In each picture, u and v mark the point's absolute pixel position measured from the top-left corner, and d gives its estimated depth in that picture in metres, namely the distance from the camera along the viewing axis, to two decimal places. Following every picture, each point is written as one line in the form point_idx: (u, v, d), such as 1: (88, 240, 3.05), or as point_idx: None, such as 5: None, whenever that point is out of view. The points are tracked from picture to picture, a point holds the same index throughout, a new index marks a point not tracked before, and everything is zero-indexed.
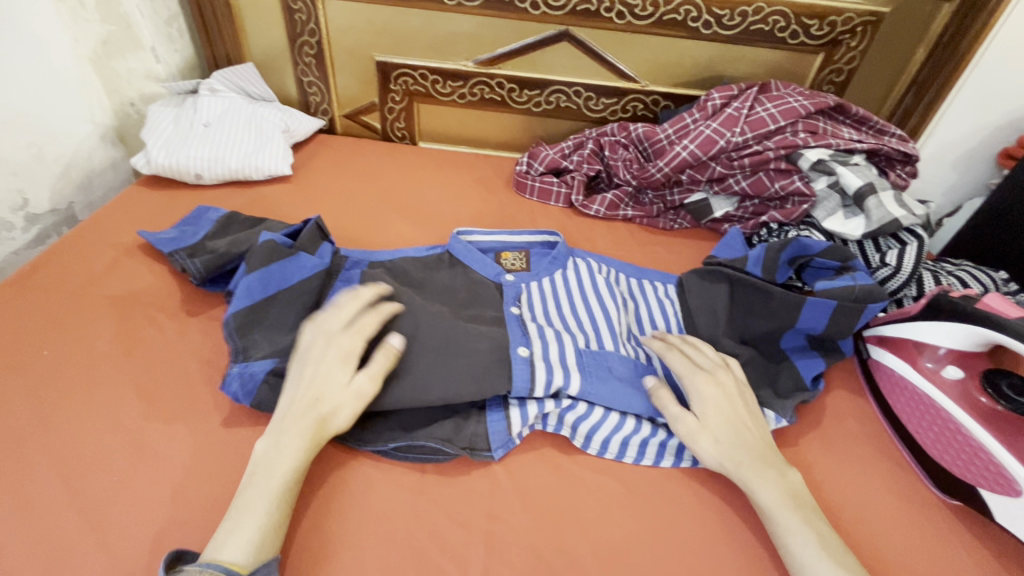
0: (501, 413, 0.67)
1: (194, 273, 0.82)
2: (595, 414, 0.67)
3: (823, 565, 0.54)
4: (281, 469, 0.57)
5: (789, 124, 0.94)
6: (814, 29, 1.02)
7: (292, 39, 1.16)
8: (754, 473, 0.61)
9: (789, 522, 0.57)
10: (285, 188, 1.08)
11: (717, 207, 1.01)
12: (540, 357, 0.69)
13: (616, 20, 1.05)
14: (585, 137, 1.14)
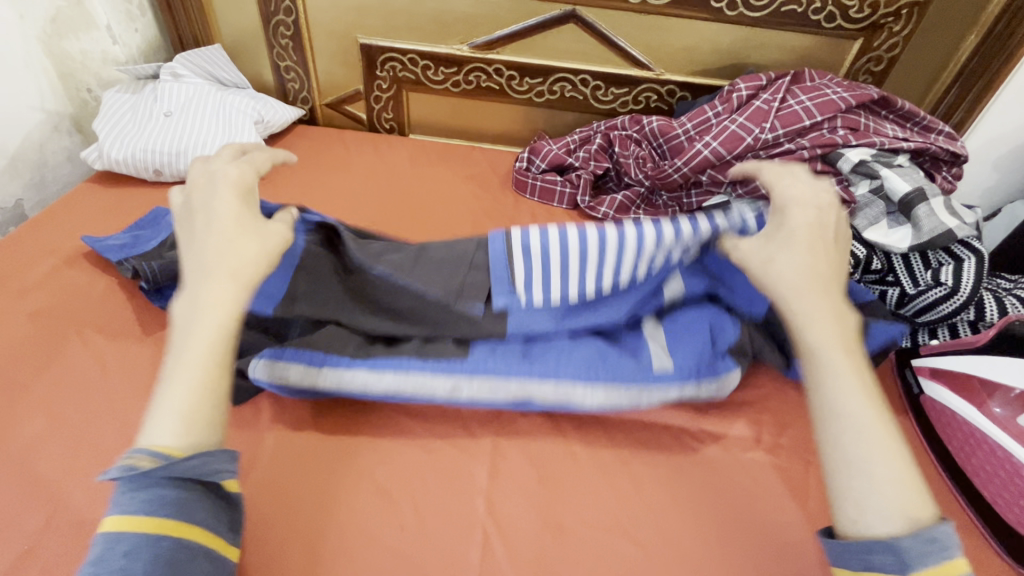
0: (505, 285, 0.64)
1: (147, 275, 0.68)
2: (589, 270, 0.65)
3: (868, 420, 0.44)
4: (210, 320, 0.47)
5: (826, 120, 0.83)
6: (852, 11, 0.91)
7: (265, 18, 1.04)
8: (806, 307, 0.49)
9: (836, 364, 0.46)
10: (257, 187, 0.96)
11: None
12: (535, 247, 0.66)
13: None
14: (592, 131, 1.03)
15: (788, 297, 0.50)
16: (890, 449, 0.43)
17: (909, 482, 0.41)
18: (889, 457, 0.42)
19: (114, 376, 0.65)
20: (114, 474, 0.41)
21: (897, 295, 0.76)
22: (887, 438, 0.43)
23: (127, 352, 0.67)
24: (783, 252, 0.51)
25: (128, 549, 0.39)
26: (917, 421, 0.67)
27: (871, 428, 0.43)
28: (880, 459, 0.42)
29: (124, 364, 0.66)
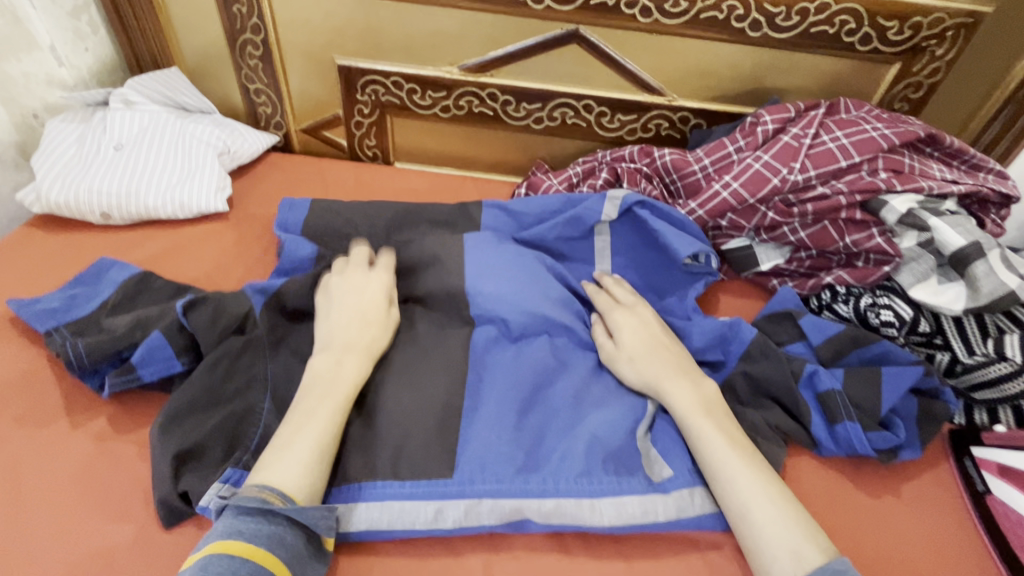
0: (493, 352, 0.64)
1: (73, 357, 0.58)
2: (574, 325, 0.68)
3: (737, 462, 0.53)
4: (344, 382, 0.56)
5: (866, 160, 0.72)
6: (891, 33, 0.80)
7: (231, 37, 0.93)
8: (672, 392, 0.59)
9: (704, 428, 0.56)
10: (221, 229, 0.85)
11: (764, 258, 0.80)
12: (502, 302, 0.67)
13: (641, 18, 0.83)
14: (597, 161, 0.92)
15: (651, 387, 0.61)
16: (771, 496, 0.52)
17: (784, 511, 0.50)
18: (767, 495, 0.52)
19: (32, 482, 0.54)
20: (240, 502, 0.47)
21: (947, 362, 0.67)
22: (764, 478, 0.53)
23: (50, 449, 0.56)
24: (642, 360, 0.62)
25: (253, 571, 0.43)
26: (983, 525, 0.58)
27: (750, 473, 0.53)
28: (755, 503, 0.51)
29: (44, 467, 0.55)
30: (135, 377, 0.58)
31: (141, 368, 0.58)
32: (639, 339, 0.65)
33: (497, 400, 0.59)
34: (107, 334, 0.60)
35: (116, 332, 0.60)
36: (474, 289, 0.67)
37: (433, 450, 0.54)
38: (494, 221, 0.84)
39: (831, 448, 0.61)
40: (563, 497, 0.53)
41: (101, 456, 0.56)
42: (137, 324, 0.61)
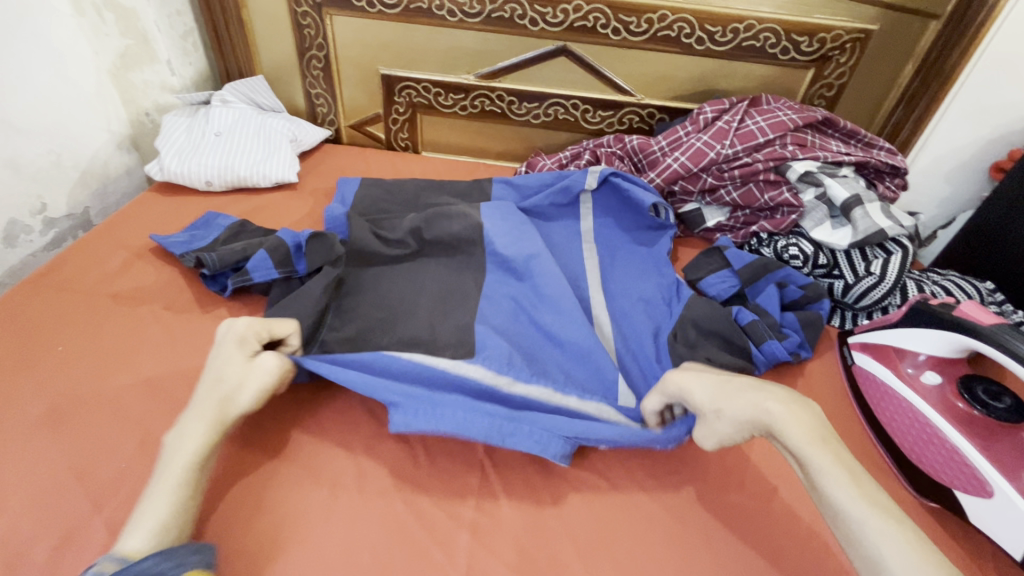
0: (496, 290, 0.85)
1: (208, 264, 0.83)
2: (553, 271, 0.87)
3: (862, 508, 0.55)
4: (184, 454, 0.58)
5: (778, 137, 0.97)
6: (804, 45, 1.05)
7: (300, 53, 1.21)
8: (776, 414, 0.61)
9: (823, 460, 0.58)
10: (291, 196, 1.11)
11: (709, 217, 1.03)
12: (502, 256, 0.89)
13: (612, 35, 1.09)
14: (582, 148, 1.17)
15: (748, 426, 0.62)
16: (896, 534, 0.53)
17: (904, 543, 0.52)
18: (901, 540, 0.52)
19: (180, 345, 0.79)
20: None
21: (842, 287, 0.88)
22: (888, 518, 0.54)
23: (190, 328, 0.81)
24: (726, 396, 0.64)
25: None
26: (850, 386, 0.79)
27: (867, 516, 0.54)
28: (889, 546, 0.52)
29: (187, 338, 0.80)
30: (248, 278, 0.83)
31: (254, 274, 0.83)
32: (705, 389, 0.65)
33: (507, 302, 0.84)
34: (229, 249, 0.85)
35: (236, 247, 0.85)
36: (488, 240, 0.90)
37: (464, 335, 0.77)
38: (502, 194, 1.07)
39: (760, 360, 0.79)
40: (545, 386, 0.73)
41: None
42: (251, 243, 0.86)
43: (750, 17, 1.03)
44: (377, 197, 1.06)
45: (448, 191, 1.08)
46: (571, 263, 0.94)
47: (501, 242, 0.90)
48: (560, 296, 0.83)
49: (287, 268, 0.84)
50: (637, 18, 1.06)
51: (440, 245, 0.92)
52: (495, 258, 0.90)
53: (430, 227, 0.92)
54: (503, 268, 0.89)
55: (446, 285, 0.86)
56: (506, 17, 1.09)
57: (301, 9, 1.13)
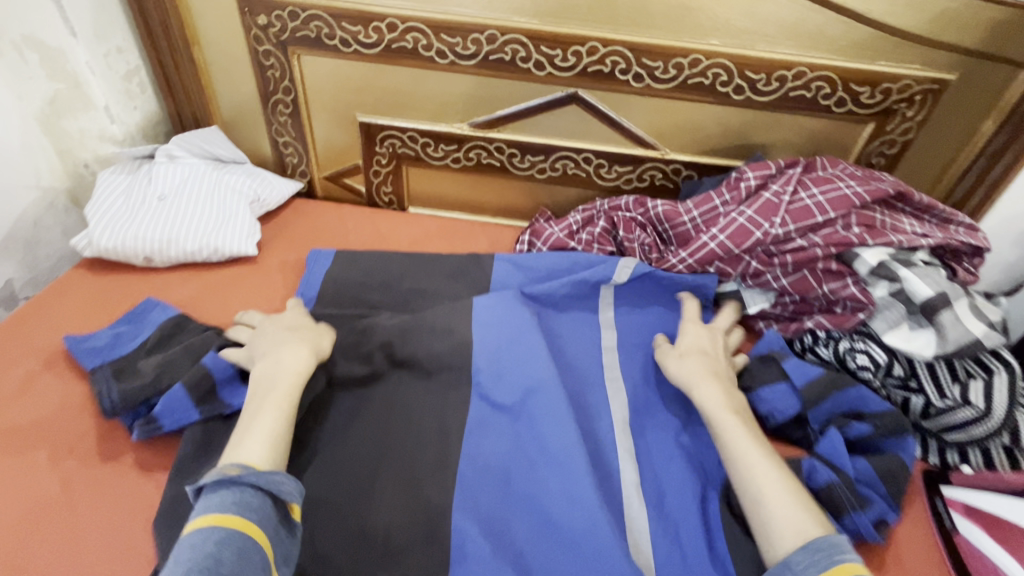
0: (486, 438, 0.70)
1: (107, 405, 0.67)
2: (558, 412, 0.70)
3: (757, 453, 0.61)
4: None
5: (840, 216, 0.79)
6: (864, 97, 0.88)
7: (264, 97, 1.03)
8: (704, 396, 0.68)
9: (729, 422, 0.65)
10: (252, 273, 0.94)
11: (750, 301, 0.85)
12: (493, 390, 0.74)
13: (633, 82, 0.91)
14: (596, 210, 0.98)
15: (683, 381, 0.71)
16: (778, 480, 0.59)
17: (794, 506, 0.56)
18: (784, 486, 0.58)
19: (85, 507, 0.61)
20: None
21: (922, 405, 0.72)
22: (776, 464, 0.61)
23: (102, 477, 0.64)
24: (688, 356, 0.74)
25: (219, 538, 0.49)
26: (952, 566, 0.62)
27: (763, 464, 0.61)
28: (768, 485, 0.58)
29: (96, 494, 0.62)
30: (157, 427, 0.65)
31: (164, 419, 0.66)
32: (689, 337, 0.77)
33: (497, 468, 0.67)
34: (134, 384, 0.68)
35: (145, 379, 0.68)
36: (473, 368, 0.75)
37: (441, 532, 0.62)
38: (504, 274, 0.90)
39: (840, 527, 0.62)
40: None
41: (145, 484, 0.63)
42: (164, 371, 0.70)
43: (801, 64, 0.86)
44: (353, 277, 0.89)
45: (446, 263, 0.91)
46: (593, 386, 0.76)
47: (490, 368, 0.75)
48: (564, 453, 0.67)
49: (211, 407, 0.67)
50: (664, 63, 0.88)
51: (422, 369, 0.77)
52: (488, 387, 0.74)
53: (412, 347, 0.78)
54: (497, 402, 0.73)
55: (431, 430, 0.71)
56: (506, 59, 0.91)
57: (264, 48, 0.96)
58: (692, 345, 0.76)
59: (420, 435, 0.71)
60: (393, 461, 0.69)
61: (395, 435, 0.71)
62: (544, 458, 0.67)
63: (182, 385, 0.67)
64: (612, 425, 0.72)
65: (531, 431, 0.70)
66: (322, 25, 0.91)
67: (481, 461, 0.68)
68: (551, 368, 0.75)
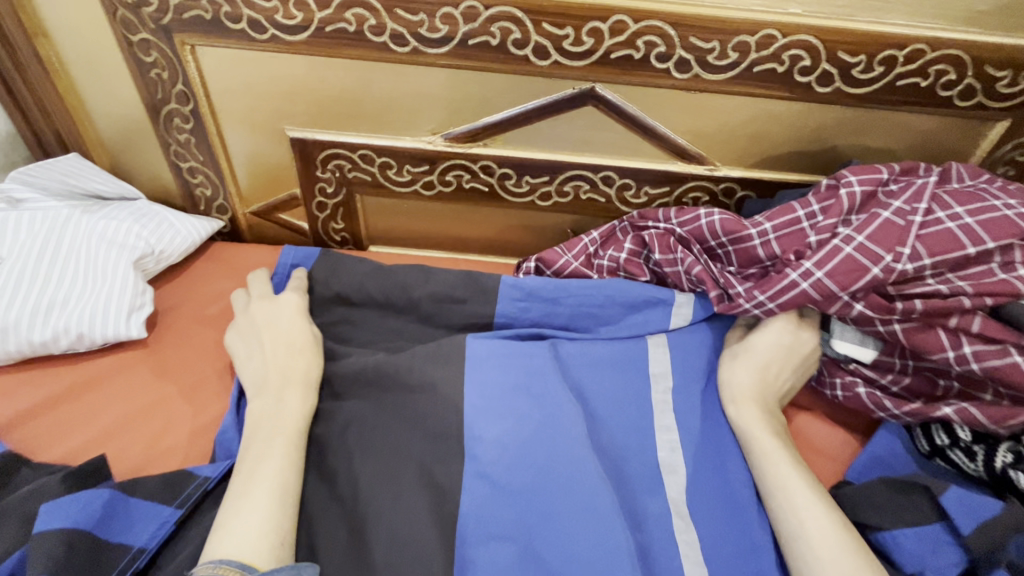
0: (494, 535, 0.52)
1: None
2: (580, 489, 0.54)
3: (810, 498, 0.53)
4: None
5: (996, 250, 0.55)
6: (1002, 84, 0.62)
7: (152, 108, 0.73)
8: (745, 416, 0.60)
9: (776, 454, 0.57)
10: (145, 367, 0.66)
11: (842, 346, 0.61)
12: (507, 451, 0.56)
13: (675, 72, 0.64)
14: (616, 226, 0.75)
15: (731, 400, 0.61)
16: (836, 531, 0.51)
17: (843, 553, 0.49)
18: (840, 540, 0.50)
19: None
20: None
21: None
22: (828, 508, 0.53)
23: None
24: (733, 365, 0.63)
25: None
26: None
27: (811, 506, 0.53)
28: (820, 538, 0.50)
29: None
30: None
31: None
32: (768, 343, 0.62)
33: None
34: None
35: None
36: (473, 432, 0.57)
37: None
38: (512, 306, 0.69)
39: None
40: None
41: None
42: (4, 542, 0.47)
43: (920, 39, 0.60)
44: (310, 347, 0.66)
45: (442, 316, 0.69)
46: (640, 486, 0.57)
47: (501, 425, 0.58)
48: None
49: (117, 567, 0.48)
50: (721, 43, 0.61)
51: (417, 434, 0.57)
52: (492, 459, 0.56)
53: (393, 428, 0.58)
54: (507, 475, 0.55)
55: (429, 517, 0.53)
56: (493, 45, 0.63)
57: (140, 38, 0.66)
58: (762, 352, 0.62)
59: (412, 534, 0.52)
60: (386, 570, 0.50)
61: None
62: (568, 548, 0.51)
63: (39, 570, 0.44)
64: (666, 504, 0.56)
65: (555, 514, 0.53)
66: (220, 0, 0.62)
67: (489, 555, 0.51)
68: (579, 420, 0.58)
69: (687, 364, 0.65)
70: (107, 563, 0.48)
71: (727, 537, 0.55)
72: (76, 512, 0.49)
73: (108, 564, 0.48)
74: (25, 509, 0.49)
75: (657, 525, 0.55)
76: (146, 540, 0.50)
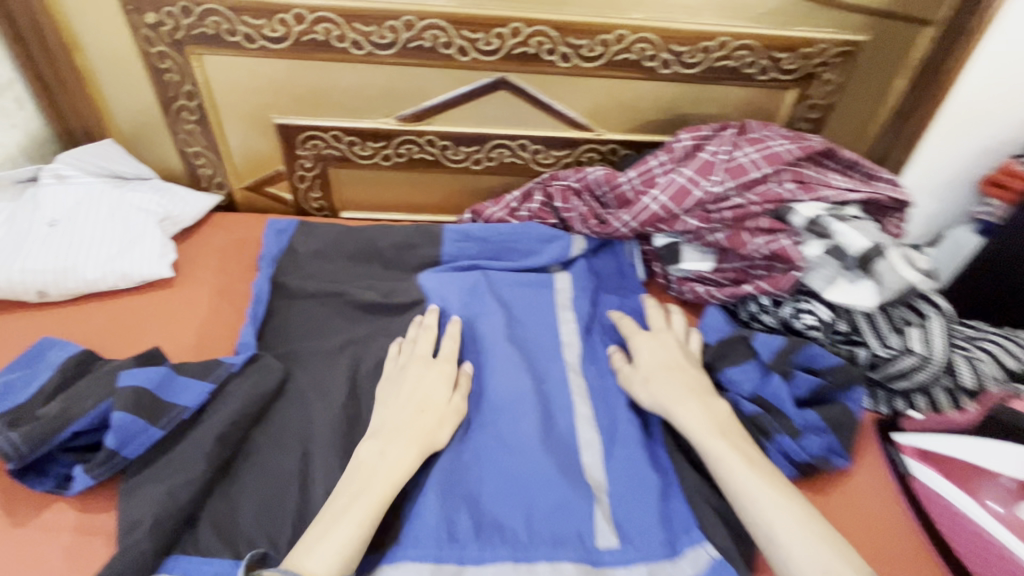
0: (435, 396, 0.69)
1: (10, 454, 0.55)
2: (499, 362, 0.71)
3: (754, 479, 0.57)
4: None
5: (774, 173, 0.80)
6: (784, 63, 0.89)
7: (165, 105, 0.93)
8: (681, 414, 0.64)
9: (721, 446, 0.61)
10: (170, 297, 0.85)
11: (688, 258, 0.85)
12: (446, 340, 0.75)
13: (561, 62, 0.89)
14: (532, 185, 0.98)
15: (658, 409, 0.66)
16: (780, 497, 0.56)
17: (803, 518, 0.54)
18: (783, 503, 0.56)
19: None
20: None
21: (868, 357, 0.73)
22: (786, 497, 0.56)
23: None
24: (653, 379, 0.68)
25: None
26: (906, 501, 0.63)
27: (762, 485, 0.57)
28: (771, 509, 0.55)
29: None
30: (121, 459, 0.57)
31: (124, 448, 0.58)
32: (658, 356, 0.71)
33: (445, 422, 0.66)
34: (49, 416, 0.57)
35: (65, 408, 0.58)
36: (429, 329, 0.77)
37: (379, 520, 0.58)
38: (455, 248, 0.90)
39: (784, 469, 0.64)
40: (497, 559, 0.55)
41: (46, 548, 0.55)
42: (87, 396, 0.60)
43: (723, 34, 0.86)
44: (300, 283, 0.84)
45: (401, 259, 0.90)
46: (547, 361, 0.75)
47: (441, 324, 0.77)
48: (510, 431, 0.65)
49: (171, 416, 0.60)
50: (589, 40, 0.86)
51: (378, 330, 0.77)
52: (434, 344, 0.75)
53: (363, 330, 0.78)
54: (444, 352, 0.74)
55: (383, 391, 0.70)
56: (427, 46, 0.86)
57: (157, 50, 0.87)
58: (653, 361, 0.71)
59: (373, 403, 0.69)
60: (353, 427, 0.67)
61: (329, 445, 0.63)
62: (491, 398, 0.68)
63: (119, 408, 0.58)
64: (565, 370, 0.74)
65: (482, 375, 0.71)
66: (219, 20, 0.83)
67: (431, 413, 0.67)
68: (498, 316, 0.78)
69: (575, 286, 0.86)
70: (165, 413, 0.60)
71: (613, 397, 0.71)
72: (137, 377, 0.61)
73: (166, 414, 0.60)
74: (99, 376, 0.62)
75: (560, 387, 0.71)
76: (191, 401, 0.62)
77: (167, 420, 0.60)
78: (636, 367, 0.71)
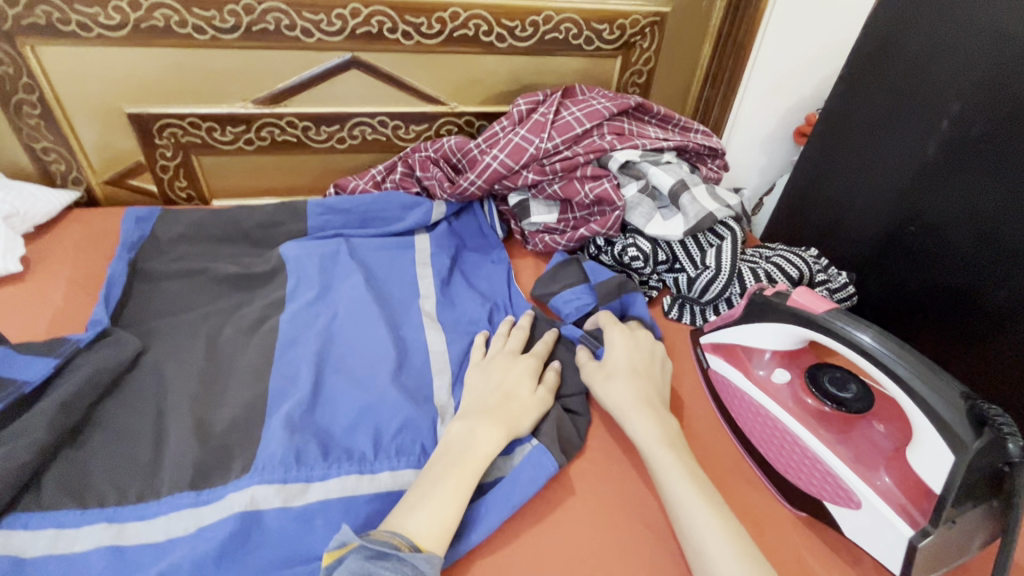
0: (292, 349, 0.72)
1: None
2: (357, 313, 0.77)
3: (690, 492, 0.58)
4: None
5: (595, 127, 0.91)
6: (605, 33, 1.00)
7: (2, 99, 0.91)
8: (636, 426, 0.65)
9: (666, 457, 0.61)
10: (20, 291, 0.84)
11: (535, 212, 0.93)
12: (304, 300, 0.79)
13: (404, 40, 0.95)
14: (396, 160, 1.04)
15: (617, 411, 0.67)
16: (717, 519, 0.56)
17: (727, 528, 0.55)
18: (710, 517, 0.56)
19: None
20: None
21: (685, 280, 0.85)
22: (717, 512, 0.57)
23: None
24: (613, 378, 0.69)
25: None
26: (715, 400, 0.73)
27: (692, 494, 0.58)
28: (703, 531, 0.55)
29: None
30: None
31: None
32: (627, 351, 0.72)
33: (297, 365, 0.70)
34: None
35: None
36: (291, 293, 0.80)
37: (234, 459, 0.61)
38: (319, 220, 0.94)
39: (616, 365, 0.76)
40: (344, 474, 0.60)
41: None
42: None
43: (546, 9, 0.96)
44: (160, 267, 0.85)
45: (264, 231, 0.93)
46: (408, 311, 0.81)
47: (299, 288, 0.81)
48: (365, 371, 0.70)
49: (8, 390, 0.62)
50: (427, 18, 0.93)
51: (238, 299, 0.80)
52: (293, 304, 0.78)
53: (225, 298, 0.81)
54: (300, 309, 0.77)
55: (243, 350, 0.73)
56: (271, 29, 0.90)
57: None
58: (621, 361, 0.71)
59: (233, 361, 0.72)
60: (213, 383, 0.70)
61: (186, 401, 0.67)
62: (345, 343, 0.73)
63: None
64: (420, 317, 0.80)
65: (337, 326, 0.76)
66: (50, 9, 0.84)
67: (289, 359, 0.71)
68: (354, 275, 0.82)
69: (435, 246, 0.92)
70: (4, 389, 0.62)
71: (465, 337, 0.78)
72: None
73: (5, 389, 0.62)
74: None
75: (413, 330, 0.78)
76: (33, 375, 0.64)
77: (4, 394, 0.61)
78: (605, 363, 0.71)
